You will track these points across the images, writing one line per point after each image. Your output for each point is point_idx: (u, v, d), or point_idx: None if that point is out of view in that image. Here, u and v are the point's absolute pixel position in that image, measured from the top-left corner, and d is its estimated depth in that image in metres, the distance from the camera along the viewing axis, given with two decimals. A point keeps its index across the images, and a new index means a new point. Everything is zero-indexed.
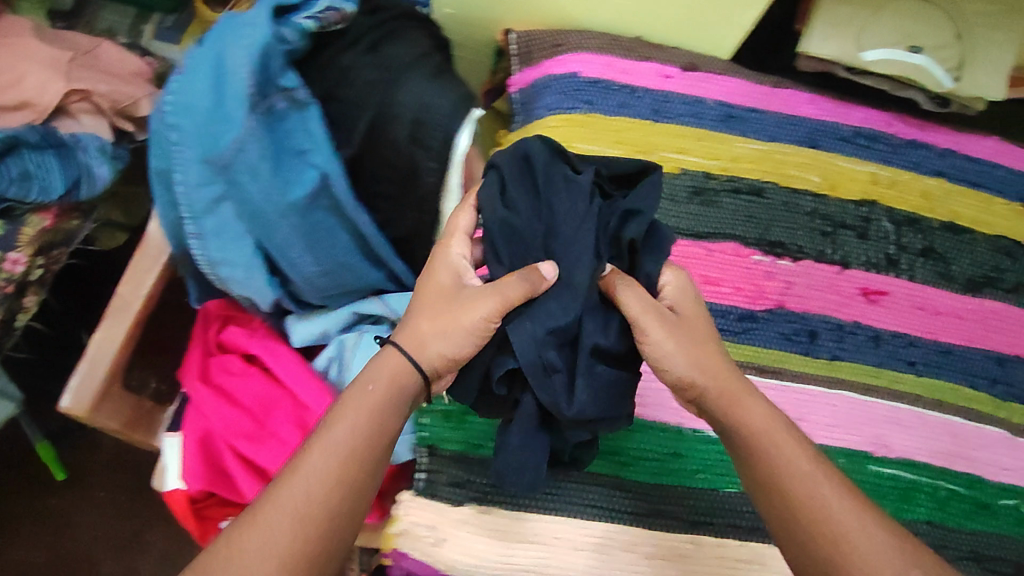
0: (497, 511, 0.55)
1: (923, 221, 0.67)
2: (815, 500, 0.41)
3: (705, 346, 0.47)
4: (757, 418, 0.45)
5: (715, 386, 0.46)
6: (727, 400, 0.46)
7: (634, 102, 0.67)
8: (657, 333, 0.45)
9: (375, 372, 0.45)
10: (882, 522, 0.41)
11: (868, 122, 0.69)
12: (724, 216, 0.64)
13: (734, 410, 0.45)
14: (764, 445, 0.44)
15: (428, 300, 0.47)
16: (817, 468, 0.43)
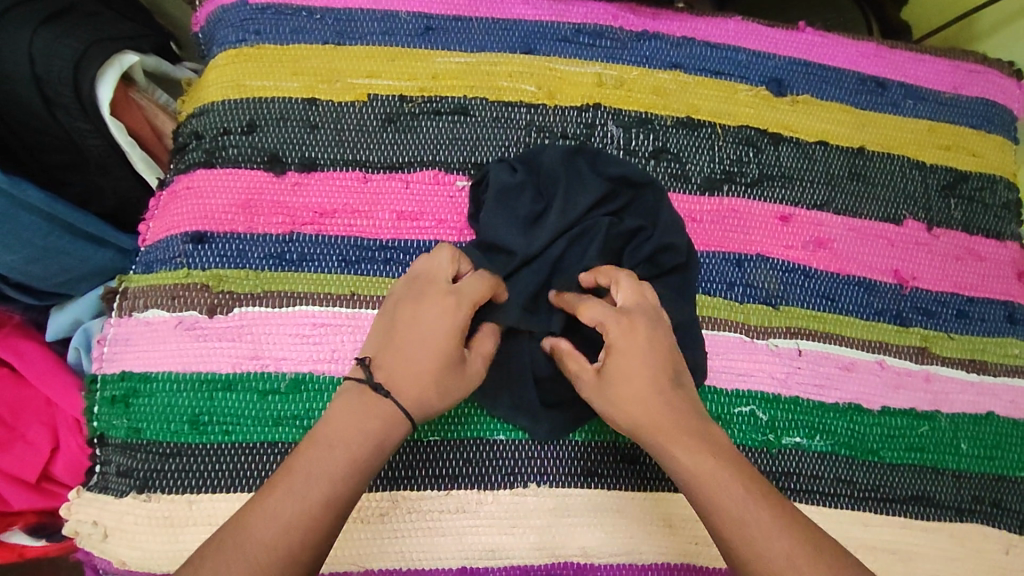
0: (161, 496, 0.51)
1: (655, 119, 0.63)
2: (732, 518, 0.43)
3: (642, 400, 0.47)
4: (691, 462, 0.45)
5: (652, 433, 0.46)
6: (663, 442, 0.46)
7: (312, 26, 0.60)
8: (593, 390, 0.48)
9: (360, 411, 0.44)
10: (791, 536, 0.42)
11: (590, 18, 0.65)
12: (424, 141, 0.59)
13: (665, 456, 0.46)
14: (671, 469, 0.46)
15: (430, 342, 0.46)
16: (757, 508, 0.43)
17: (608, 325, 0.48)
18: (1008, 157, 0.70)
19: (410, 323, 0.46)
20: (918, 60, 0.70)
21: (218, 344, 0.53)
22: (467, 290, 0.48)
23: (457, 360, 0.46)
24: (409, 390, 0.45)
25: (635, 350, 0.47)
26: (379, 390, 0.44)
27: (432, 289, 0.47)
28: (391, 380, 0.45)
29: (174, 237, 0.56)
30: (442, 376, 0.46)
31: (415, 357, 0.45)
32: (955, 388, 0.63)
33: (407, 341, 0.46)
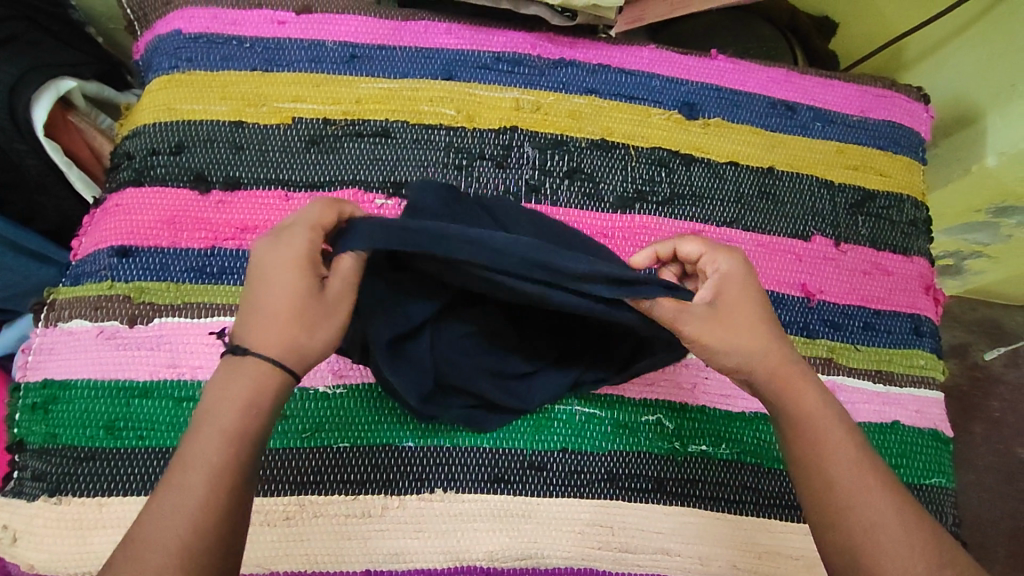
0: (71, 499, 0.53)
1: (569, 141, 0.67)
2: (832, 453, 0.45)
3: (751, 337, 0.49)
4: (810, 401, 0.48)
5: (767, 369, 0.48)
6: (781, 382, 0.48)
7: (243, 54, 0.65)
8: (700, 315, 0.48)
9: (231, 382, 0.41)
10: (886, 481, 0.45)
11: (509, 47, 0.69)
12: (345, 161, 0.63)
13: (782, 393, 0.48)
14: (785, 402, 0.48)
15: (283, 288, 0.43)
16: (857, 453, 0.46)
17: (711, 260, 0.52)
18: (915, 177, 0.73)
19: (266, 279, 0.43)
20: (827, 85, 0.74)
21: (137, 353, 0.56)
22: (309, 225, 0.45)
23: (314, 289, 0.43)
24: (272, 339, 0.42)
25: (747, 290, 0.51)
26: (239, 351, 0.42)
27: (279, 237, 0.45)
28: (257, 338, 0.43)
29: (101, 252, 0.59)
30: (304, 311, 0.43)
31: (271, 304, 0.43)
32: (861, 398, 0.65)
33: (264, 293, 0.43)
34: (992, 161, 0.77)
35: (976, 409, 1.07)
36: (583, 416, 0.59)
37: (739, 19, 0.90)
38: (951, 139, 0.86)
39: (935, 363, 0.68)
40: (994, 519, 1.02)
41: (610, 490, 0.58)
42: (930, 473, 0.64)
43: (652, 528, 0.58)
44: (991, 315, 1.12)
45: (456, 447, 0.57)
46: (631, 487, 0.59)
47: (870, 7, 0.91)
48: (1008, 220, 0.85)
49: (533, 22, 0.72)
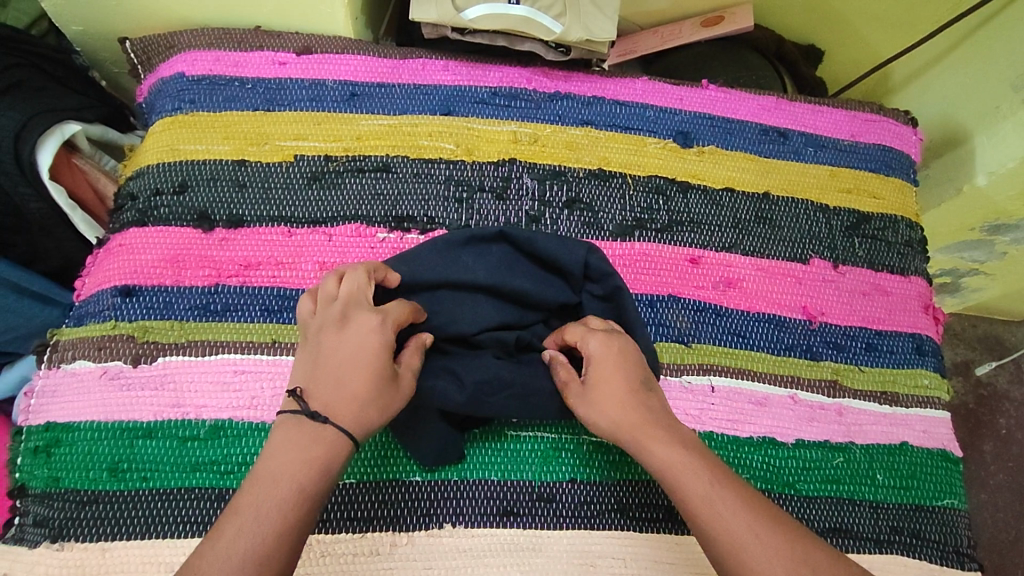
0: (73, 545, 0.52)
1: (568, 172, 0.68)
2: (693, 498, 0.46)
3: (621, 399, 0.51)
4: (665, 454, 0.48)
5: (628, 430, 0.50)
6: (642, 435, 0.49)
7: (244, 95, 0.66)
8: (593, 352, 0.53)
9: (283, 452, 0.44)
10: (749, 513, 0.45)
11: (505, 82, 0.70)
12: (348, 197, 0.64)
13: (643, 451, 0.49)
14: (643, 458, 0.49)
15: (358, 350, 0.48)
16: (712, 487, 0.46)
17: (583, 341, 0.54)
18: (908, 199, 0.74)
19: (335, 335, 0.48)
20: (817, 111, 0.76)
21: (140, 394, 0.56)
22: (394, 314, 0.50)
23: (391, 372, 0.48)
24: (350, 410, 0.46)
25: (609, 355, 0.53)
26: (318, 418, 0.46)
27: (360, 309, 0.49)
28: (329, 406, 0.46)
29: (106, 291, 0.59)
30: (382, 394, 0.47)
31: (348, 378, 0.47)
32: (868, 419, 0.65)
33: (338, 367, 0.47)
34: (982, 181, 0.78)
35: (984, 427, 1.07)
36: (590, 446, 0.59)
37: (729, 50, 0.92)
38: (941, 159, 0.86)
39: (939, 383, 0.68)
40: (1010, 540, 1.00)
41: (620, 522, 0.57)
42: (942, 495, 0.64)
43: (665, 559, 0.57)
44: (992, 332, 1.12)
45: (464, 480, 0.57)
46: (641, 516, 0.58)
47: (853, 35, 0.94)
48: (1002, 237, 0.86)
49: (527, 58, 0.74)
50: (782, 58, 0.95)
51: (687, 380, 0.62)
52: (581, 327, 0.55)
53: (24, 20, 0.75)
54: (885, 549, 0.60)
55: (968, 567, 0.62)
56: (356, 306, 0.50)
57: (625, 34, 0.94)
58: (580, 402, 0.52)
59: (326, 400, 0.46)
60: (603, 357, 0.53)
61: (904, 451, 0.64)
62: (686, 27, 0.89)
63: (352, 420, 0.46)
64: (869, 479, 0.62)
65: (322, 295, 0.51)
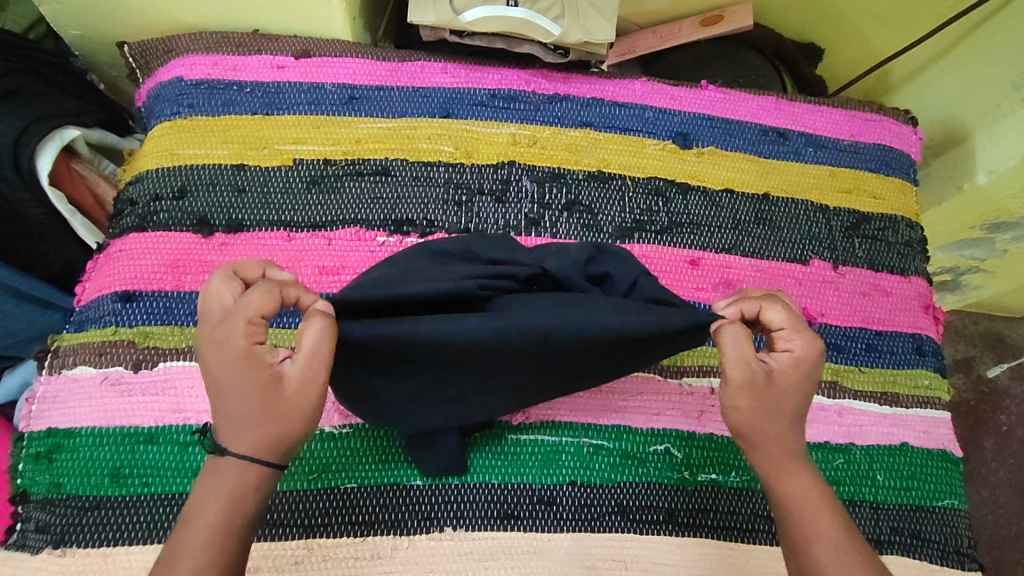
0: (76, 551, 0.52)
1: (567, 174, 0.68)
2: (820, 536, 0.45)
3: (786, 415, 0.48)
4: (803, 486, 0.47)
5: (779, 446, 0.48)
6: (789, 459, 0.48)
7: (243, 99, 0.66)
8: (792, 351, 0.48)
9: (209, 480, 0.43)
10: (869, 565, 0.44)
11: (504, 84, 0.70)
12: (347, 200, 0.64)
13: (780, 472, 0.48)
14: (780, 479, 0.48)
15: (223, 369, 0.42)
16: (842, 534, 0.45)
17: (787, 336, 0.49)
18: (908, 199, 0.74)
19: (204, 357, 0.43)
20: (817, 111, 0.76)
21: (141, 399, 0.56)
22: (243, 310, 0.42)
23: (266, 382, 0.42)
24: (243, 433, 0.42)
25: (803, 365, 0.48)
26: (222, 453, 0.43)
27: (217, 322, 0.43)
28: (226, 437, 0.43)
29: (105, 298, 0.59)
30: (265, 409, 0.42)
31: (226, 403, 0.42)
32: (868, 420, 0.65)
33: (218, 393, 0.43)
34: (982, 179, 0.78)
35: (986, 424, 1.07)
36: (590, 448, 0.59)
37: (728, 49, 0.91)
38: (941, 158, 0.86)
39: (939, 383, 0.68)
40: (1011, 537, 1.00)
41: (622, 524, 0.57)
42: (943, 495, 0.64)
43: (665, 561, 0.57)
44: (993, 329, 1.12)
45: (464, 484, 0.57)
46: (642, 519, 0.58)
47: (853, 33, 0.93)
48: (1003, 235, 0.85)
49: (526, 60, 0.74)
50: (782, 56, 0.95)
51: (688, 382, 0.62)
52: (789, 316, 0.49)
53: (22, 24, 0.75)
54: (885, 550, 0.60)
55: (969, 567, 0.62)
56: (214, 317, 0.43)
57: (624, 33, 0.94)
58: (752, 390, 0.47)
59: (222, 428, 0.43)
60: (799, 362, 0.48)
61: (904, 452, 0.64)
62: (685, 27, 0.89)
63: (250, 441, 0.43)
64: (870, 479, 0.63)
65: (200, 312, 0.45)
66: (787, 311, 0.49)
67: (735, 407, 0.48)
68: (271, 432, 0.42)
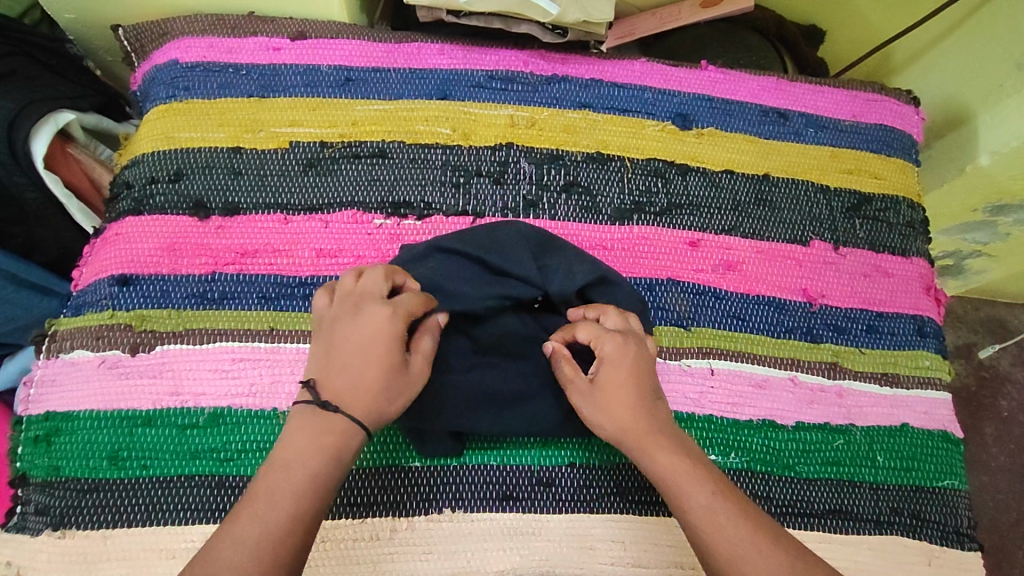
0: (76, 533, 0.52)
1: (565, 156, 0.67)
2: (690, 508, 0.47)
3: (630, 404, 0.50)
4: (663, 461, 0.49)
5: (629, 438, 0.50)
6: (644, 443, 0.49)
7: (239, 81, 0.66)
8: (608, 353, 0.51)
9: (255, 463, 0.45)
10: (738, 521, 0.46)
11: (502, 65, 0.70)
12: (344, 182, 0.63)
13: (643, 457, 0.49)
14: (643, 466, 0.49)
15: (371, 340, 0.47)
16: (713, 497, 0.47)
17: (597, 342, 0.52)
18: (910, 180, 0.73)
19: (339, 327, 0.48)
20: (818, 91, 0.75)
21: (139, 382, 0.56)
22: (404, 301, 0.48)
23: (398, 364, 0.47)
24: (356, 402, 0.46)
25: (619, 360, 0.51)
26: (329, 409, 0.46)
27: (372, 301, 0.48)
28: (340, 396, 0.46)
29: (102, 282, 0.59)
30: (389, 384, 0.47)
31: (358, 371, 0.47)
32: (868, 401, 0.65)
33: (353, 356, 0.47)
34: (985, 161, 0.77)
35: (987, 409, 1.06)
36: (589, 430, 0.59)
37: (729, 31, 0.91)
38: (943, 140, 0.86)
39: (940, 364, 0.68)
40: (1011, 522, 1.00)
41: (620, 505, 0.57)
42: (943, 476, 0.63)
43: (664, 541, 0.57)
44: (995, 314, 1.12)
45: (463, 465, 0.57)
46: (641, 500, 0.58)
47: (855, 13, 0.92)
48: (1005, 218, 0.85)
49: (524, 41, 0.73)
50: (783, 38, 0.94)
51: (687, 364, 0.62)
52: (594, 325, 0.52)
53: (15, 7, 0.74)
54: (884, 530, 0.60)
55: (968, 548, 0.62)
56: (365, 298, 0.49)
57: (623, 15, 0.93)
58: (586, 400, 0.51)
59: (337, 389, 0.46)
60: (616, 359, 0.51)
61: (904, 432, 0.64)
62: (685, 9, 0.86)
63: (361, 407, 0.46)
64: (868, 460, 0.62)
65: (338, 291, 0.50)
66: (592, 323, 0.53)
67: (591, 422, 0.51)
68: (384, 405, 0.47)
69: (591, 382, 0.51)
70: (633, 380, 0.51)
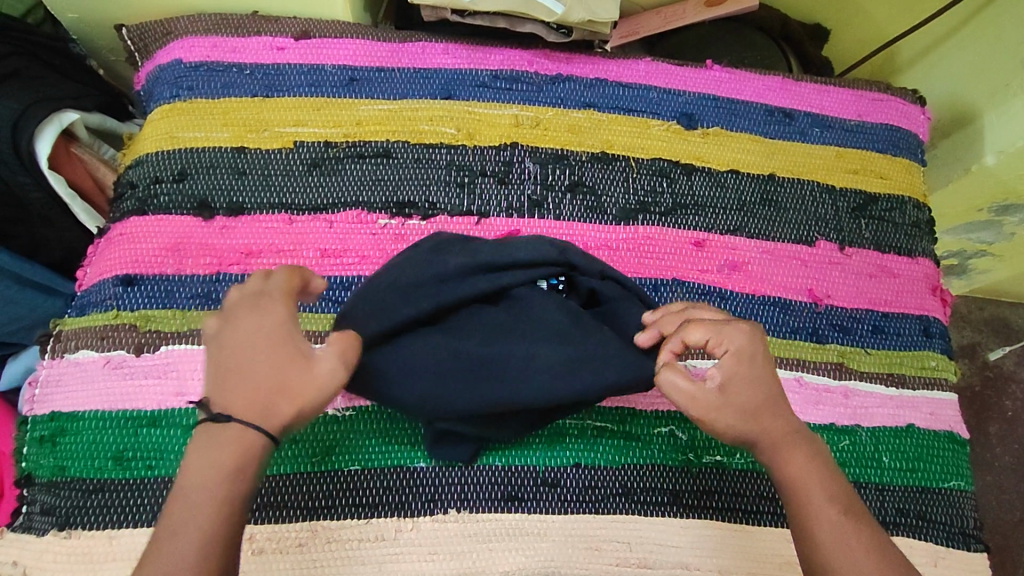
0: (81, 533, 0.52)
1: (570, 156, 0.67)
2: (819, 521, 0.46)
3: (761, 408, 0.49)
4: (797, 469, 0.48)
5: (763, 440, 0.49)
6: (778, 449, 0.49)
7: (243, 81, 0.66)
8: (734, 349, 0.49)
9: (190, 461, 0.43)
10: (870, 542, 0.45)
11: (506, 65, 0.69)
12: (348, 182, 0.63)
13: (775, 459, 0.49)
14: (774, 471, 0.49)
15: (254, 337, 0.45)
16: (843, 515, 0.46)
17: (719, 341, 0.49)
18: (916, 179, 0.73)
19: (228, 333, 0.45)
20: (823, 91, 0.75)
21: (144, 382, 0.56)
22: (278, 290, 0.46)
23: (288, 359, 0.45)
24: (250, 410, 0.43)
25: (745, 359, 0.49)
26: (221, 420, 0.43)
27: (251, 301, 0.46)
28: (231, 404, 0.43)
29: (106, 282, 0.59)
30: (282, 383, 0.44)
31: (246, 372, 0.44)
32: (873, 401, 0.64)
33: (237, 360, 0.44)
34: (991, 160, 0.77)
35: (991, 409, 1.06)
36: (594, 431, 0.59)
37: (734, 30, 0.90)
38: (949, 140, 0.85)
39: (946, 364, 0.68)
40: (1015, 522, 1.00)
41: (625, 505, 0.57)
42: (949, 476, 0.63)
43: (669, 542, 0.57)
44: (999, 314, 1.12)
45: (468, 466, 0.57)
46: (647, 500, 0.58)
47: (860, 12, 0.92)
48: (1010, 218, 0.85)
49: (528, 41, 0.73)
50: (788, 37, 0.94)
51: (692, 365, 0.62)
52: (709, 325, 0.49)
53: (19, 7, 0.73)
54: (890, 531, 0.60)
55: (974, 548, 0.62)
56: (247, 298, 0.47)
57: (628, 14, 0.92)
58: (715, 411, 0.48)
59: (228, 399, 0.44)
60: (740, 359, 0.49)
61: (910, 432, 0.64)
62: (689, 8, 0.86)
63: (257, 411, 0.43)
64: (874, 460, 0.62)
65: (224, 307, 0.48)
66: (704, 324, 0.49)
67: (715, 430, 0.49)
68: (286, 407, 0.44)
69: (717, 391, 0.49)
70: (758, 381, 0.49)
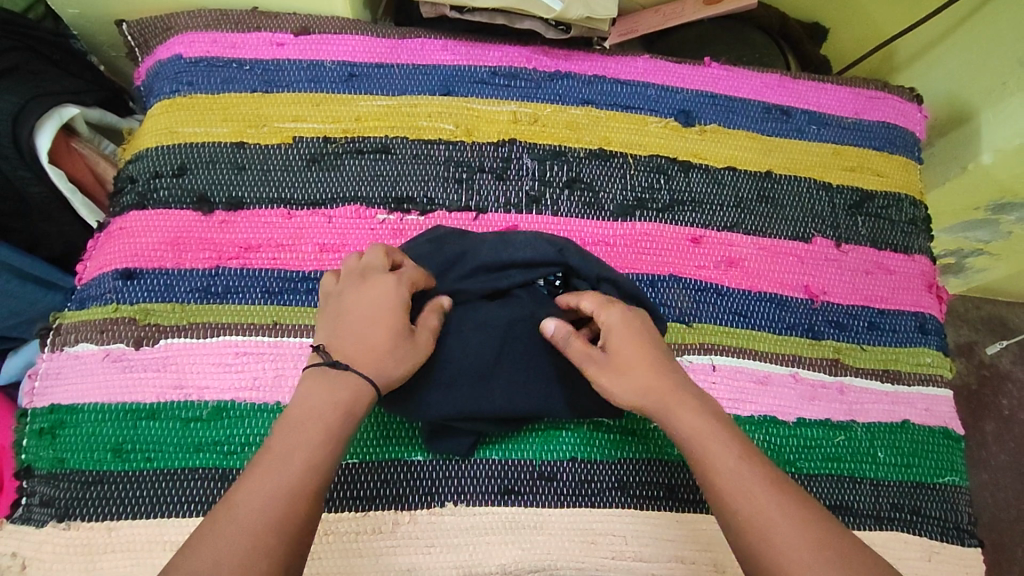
0: (80, 524, 0.52)
1: (568, 152, 0.67)
2: (716, 471, 0.45)
3: (643, 366, 0.50)
4: (690, 422, 0.47)
5: (651, 400, 0.49)
6: (667, 403, 0.48)
7: (243, 76, 0.66)
8: (614, 316, 0.51)
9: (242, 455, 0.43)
10: (767, 484, 0.44)
11: (505, 61, 0.70)
12: (346, 177, 0.63)
13: (670, 418, 0.48)
14: (671, 429, 0.48)
15: (377, 302, 0.48)
16: (740, 461, 0.45)
17: (602, 308, 0.52)
18: (912, 177, 0.74)
19: (348, 293, 0.49)
20: (821, 89, 0.75)
21: (144, 375, 0.56)
22: (408, 273, 0.51)
23: (404, 329, 0.48)
24: (368, 360, 0.47)
25: (625, 323, 0.51)
26: (338, 366, 0.46)
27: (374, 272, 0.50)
28: (348, 356, 0.47)
29: (106, 275, 0.59)
30: (395, 349, 0.48)
31: (365, 331, 0.47)
32: (869, 397, 0.65)
33: (357, 319, 0.48)
34: (987, 159, 0.77)
35: (988, 408, 1.06)
36: (590, 425, 0.59)
37: (733, 28, 0.91)
38: (946, 138, 0.86)
39: (941, 360, 0.68)
40: (1011, 520, 1.01)
41: (621, 499, 0.58)
42: (943, 472, 0.64)
43: (665, 536, 0.57)
44: (996, 313, 1.12)
45: (465, 460, 0.57)
46: (643, 494, 0.58)
47: (858, 11, 0.92)
48: (1007, 216, 0.85)
49: (527, 38, 0.73)
50: (786, 36, 0.94)
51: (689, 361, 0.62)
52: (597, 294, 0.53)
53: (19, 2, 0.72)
54: (886, 526, 0.61)
55: (968, 544, 0.62)
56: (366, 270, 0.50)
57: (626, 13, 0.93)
58: (604, 372, 0.50)
59: (345, 350, 0.47)
60: (620, 323, 0.51)
61: (905, 428, 0.64)
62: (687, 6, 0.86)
63: (372, 369, 0.47)
64: (869, 456, 0.63)
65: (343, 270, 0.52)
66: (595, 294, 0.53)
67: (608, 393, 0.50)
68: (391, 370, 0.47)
69: (606, 354, 0.50)
70: (642, 345, 0.51)
